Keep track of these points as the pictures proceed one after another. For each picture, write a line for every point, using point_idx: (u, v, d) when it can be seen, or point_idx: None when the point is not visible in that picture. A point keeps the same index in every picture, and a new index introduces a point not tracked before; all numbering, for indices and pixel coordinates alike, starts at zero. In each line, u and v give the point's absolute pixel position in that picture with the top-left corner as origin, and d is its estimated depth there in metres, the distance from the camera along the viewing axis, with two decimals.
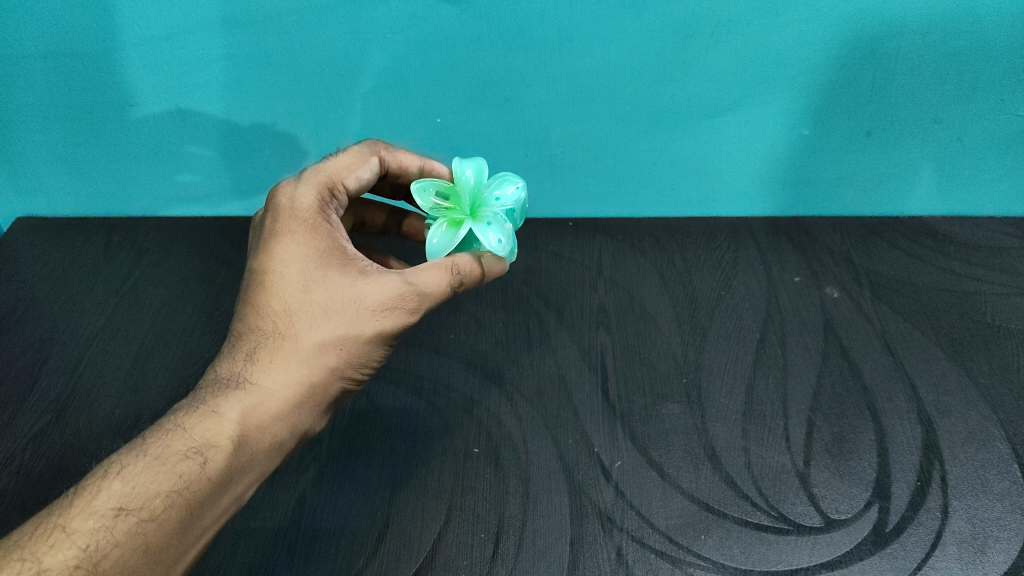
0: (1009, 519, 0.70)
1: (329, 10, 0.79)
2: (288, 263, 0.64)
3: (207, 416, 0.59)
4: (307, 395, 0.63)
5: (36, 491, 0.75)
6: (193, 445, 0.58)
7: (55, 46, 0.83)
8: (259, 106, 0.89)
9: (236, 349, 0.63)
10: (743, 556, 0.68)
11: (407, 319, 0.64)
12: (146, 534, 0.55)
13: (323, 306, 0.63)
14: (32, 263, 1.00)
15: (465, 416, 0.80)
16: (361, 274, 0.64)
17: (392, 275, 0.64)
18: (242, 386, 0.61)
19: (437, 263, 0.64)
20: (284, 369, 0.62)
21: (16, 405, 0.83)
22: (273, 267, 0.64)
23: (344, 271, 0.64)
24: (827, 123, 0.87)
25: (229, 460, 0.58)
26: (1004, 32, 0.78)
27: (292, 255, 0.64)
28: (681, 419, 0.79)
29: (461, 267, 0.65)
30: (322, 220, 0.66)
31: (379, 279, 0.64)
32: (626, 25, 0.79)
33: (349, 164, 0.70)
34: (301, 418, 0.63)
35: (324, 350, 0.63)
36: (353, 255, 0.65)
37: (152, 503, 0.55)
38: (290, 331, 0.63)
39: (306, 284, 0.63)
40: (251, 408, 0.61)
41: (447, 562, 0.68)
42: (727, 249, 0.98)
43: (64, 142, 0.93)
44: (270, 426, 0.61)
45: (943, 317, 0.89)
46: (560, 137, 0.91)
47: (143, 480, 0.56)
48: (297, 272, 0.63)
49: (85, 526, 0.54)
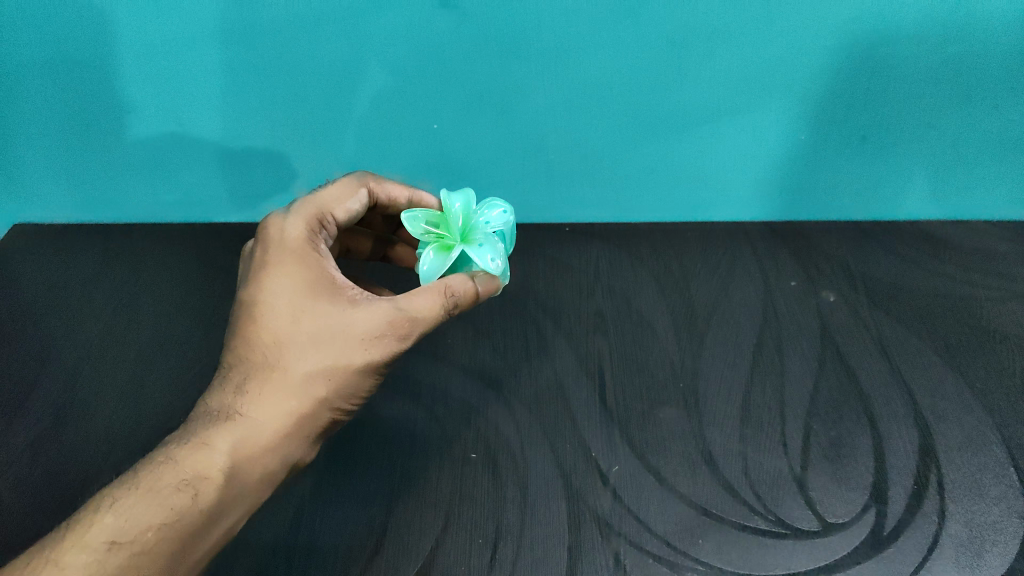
0: (1007, 522, 0.71)
1: (325, 18, 0.79)
2: (278, 294, 0.65)
3: (197, 448, 0.60)
4: (297, 425, 0.64)
5: (34, 499, 0.76)
6: (184, 478, 0.59)
7: (49, 54, 0.83)
8: (256, 113, 0.89)
9: (226, 381, 0.64)
10: (742, 561, 0.69)
11: (397, 345, 0.65)
12: (138, 567, 0.55)
13: (312, 336, 0.64)
14: (29, 271, 1.00)
15: (463, 423, 0.80)
16: (350, 303, 0.65)
17: (381, 303, 0.64)
18: (233, 417, 0.62)
19: (428, 287, 0.65)
20: (273, 401, 0.63)
21: (14, 413, 0.83)
22: (264, 298, 0.65)
23: (333, 300, 0.65)
24: (824, 129, 0.88)
25: (219, 492, 0.59)
26: (999, 38, 0.78)
27: (281, 287, 0.65)
28: (679, 424, 0.79)
29: (452, 289, 0.65)
30: (311, 250, 0.67)
31: (368, 307, 0.64)
32: (623, 32, 0.79)
33: (341, 197, 0.71)
34: (291, 449, 0.64)
35: (313, 381, 0.64)
36: (342, 284, 0.66)
37: (145, 536, 0.56)
38: (280, 363, 0.64)
39: (296, 316, 0.64)
40: (242, 440, 0.61)
41: (446, 569, 0.69)
42: (724, 254, 0.98)
43: (59, 149, 0.93)
44: (260, 458, 0.62)
45: (939, 321, 0.89)
46: (557, 143, 0.91)
47: (135, 513, 0.56)
48: (287, 304, 0.64)
49: (77, 560, 0.54)
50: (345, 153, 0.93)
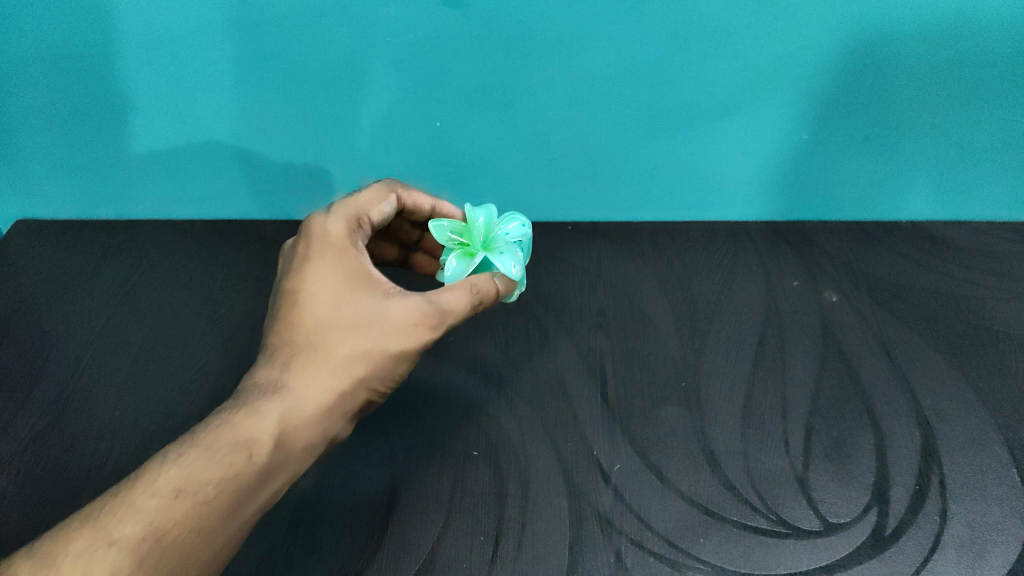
0: (1009, 523, 0.71)
1: (330, 13, 0.79)
2: (322, 280, 0.65)
3: (248, 414, 0.60)
4: (339, 403, 0.63)
5: (34, 492, 0.76)
6: (237, 441, 0.58)
7: (54, 49, 0.83)
8: (260, 109, 0.89)
9: (270, 358, 0.64)
10: (743, 559, 0.68)
11: (430, 336, 0.65)
12: (201, 517, 0.54)
13: (354, 320, 0.64)
14: (32, 265, 1.00)
15: (465, 419, 0.80)
16: (386, 296, 0.65)
17: (416, 295, 0.65)
18: (279, 389, 0.62)
19: (456, 285, 0.66)
20: (317, 377, 0.63)
21: (15, 407, 0.83)
22: (306, 286, 0.65)
23: (373, 289, 0.65)
24: (828, 127, 0.88)
25: (263, 468, 0.58)
26: (1004, 38, 0.78)
27: (324, 273, 0.65)
28: (681, 422, 0.79)
29: (478, 288, 0.67)
30: (351, 245, 0.66)
31: (405, 298, 0.65)
32: (627, 30, 0.79)
33: (376, 196, 0.71)
34: (333, 425, 0.63)
35: (355, 361, 0.63)
36: (380, 276, 0.66)
37: (205, 489, 0.55)
38: (322, 343, 0.64)
39: (338, 300, 0.64)
40: (290, 410, 0.61)
41: (447, 566, 0.68)
42: (726, 253, 0.98)
43: (63, 144, 0.93)
44: (306, 429, 0.61)
45: (942, 321, 0.89)
46: (560, 140, 0.91)
47: (195, 467, 0.56)
48: (329, 290, 0.65)
49: (144, 506, 0.53)
50: (349, 148, 0.93)
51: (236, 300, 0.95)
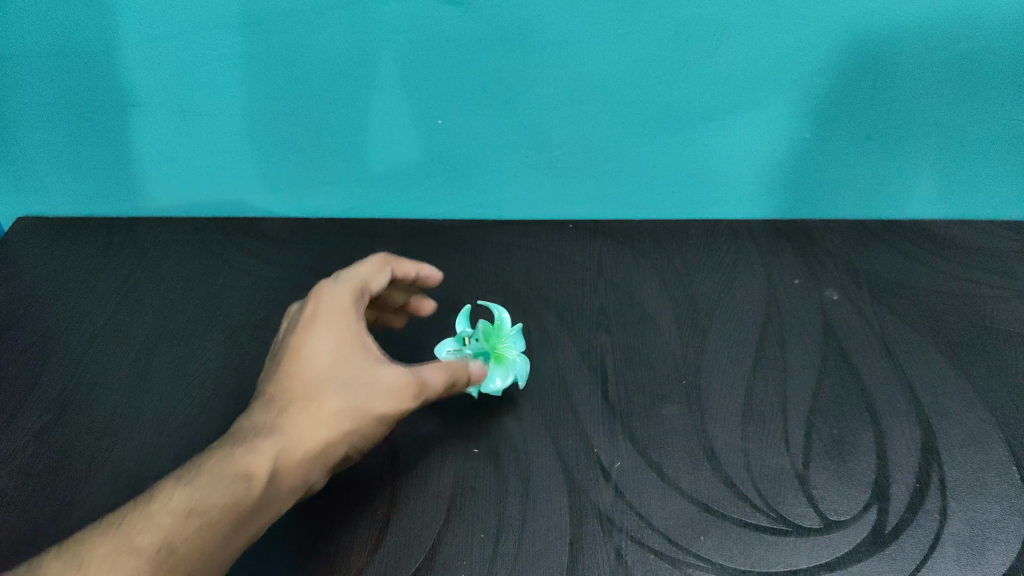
0: (1009, 520, 0.71)
1: (331, 11, 0.79)
2: (323, 336, 0.66)
3: (247, 449, 0.60)
4: (323, 454, 0.64)
5: (37, 487, 0.76)
6: (238, 472, 0.58)
7: (55, 45, 0.84)
8: (261, 106, 0.89)
9: (266, 402, 0.65)
10: (743, 556, 0.69)
11: (411, 406, 0.67)
12: (207, 537, 0.55)
13: (350, 379, 0.65)
14: (34, 262, 1.00)
15: (466, 416, 0.80)
16: (378, 359, 0.67)
17: (405, 367, 0.67)
18: (274, 430, 0.62)
19: (436, 365, 0.69)
20: (309, 425, 0.63)
21: (17, 403, 0.83)
22: (306, 343, 0.67)
23: (368, 354, 0.67)
24: (829, 125, 0.88)
25: (258, 503, 0.58)
26: (1006, 37, 0.79)
27: (327, 331, 0.67)
28: (681, 420, 0.80)
29: (456, 373, 0.71)
30: (355, 311, 0.68)
31: (395, 365, 0.67)
32: (628, 28, 0.79)
33: (376, 266, 0.73)
34: (314, 476, 0.64)
35: (344, 416, 0.64)
36: (375, 343, 0.68)
37: (212, 511, 0.55)
38: (318, 394, 0.64)
39: (337, 357, 0.66)
40: (285, 451, 0.61)
41: (447, 562, 0.69)
42: (727, 251, 0.98)
43: (65, 140, 0.94)
44: (295, 472, 0.62)
45: (942, 319, 0.89)
46: (560, 138, 0.91)
47: (206, 491, 0.56)
48: (330, 347, 0.66)
49: (162, 519, 0.54)
50: (350, 146, 0.93)
51: (237, 297, 0.95)
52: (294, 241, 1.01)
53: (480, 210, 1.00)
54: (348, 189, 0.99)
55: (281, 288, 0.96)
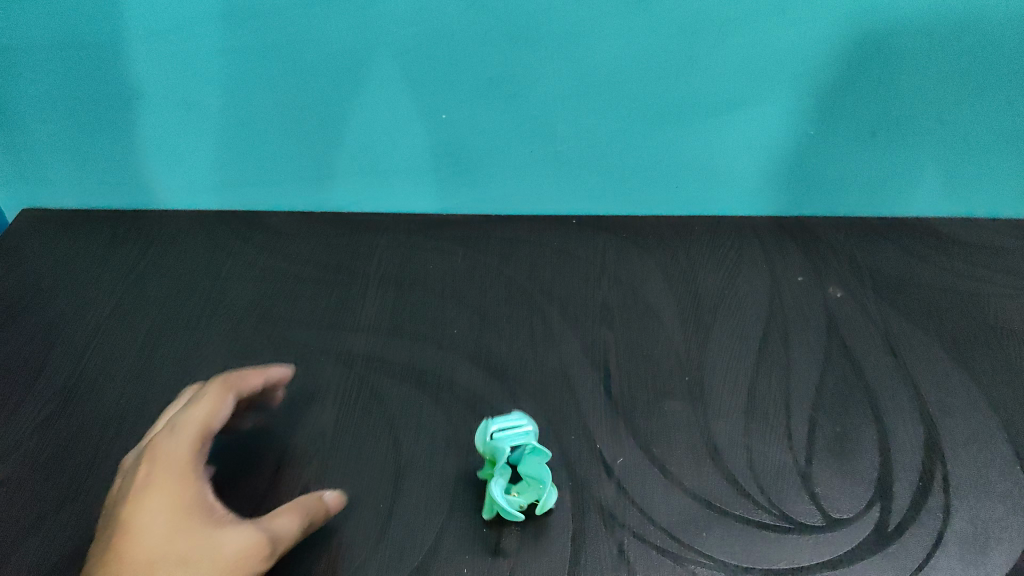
0: (1012, 519, 0.70)
1: (337, 4, 0.79)
2: (157, 514, 0.63)
3: None
4: None
5: (40, 478, 0.76)
6: None
7: (58, 37, 0.84)
8: (264, 100, 0.89)
9: None
10: (745, 553, 0.68)
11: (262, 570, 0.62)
12: None
13: (186, 556, 0.61)
14: (38, 253, 1.00)
15: (468, 410, 0.80)
16: (220, 525, 0.63)
17: (248, 526, 0.63)
18: None
19: (291, 509, 0.66)
20: None
21: (21, 393, 0.84)
22: (138, 520, 0.63)
23: (205, 521, 0.63)
24: (834, 122, 0.88)
25: None
26: (1013, 34, 0.79)
27: (159, 506, 0.64)
28: (684, 415, 0.79)
29: (312, 512, 0.67)
30: (193, 468, 0.67)
31: (238, 528, 0.63)
32: (635, 23, 0.79)
33: (219, 398, 0.71)
34: None
35: None
36: (216, 506, 0.65)
37: None
38: None
39: (173, 533, 0.62)
40: None
41: (449, 556, 0.69)
42: (732, 247, 0.97)
43: (69, 131, 0.94)
44: None
45: (946, 316, 0.89)
46: (564, 134, 0.91)
47: None
48: (162, 521, 0.63)
49: None
50: (354, 139, 0.93)
51: (240, 290, 0.95)
52: (298, 234, 1.01)
53: (483, 204, 1.00)
54: (352, 184, 0.99)
55: (284, 281, 0.95)
